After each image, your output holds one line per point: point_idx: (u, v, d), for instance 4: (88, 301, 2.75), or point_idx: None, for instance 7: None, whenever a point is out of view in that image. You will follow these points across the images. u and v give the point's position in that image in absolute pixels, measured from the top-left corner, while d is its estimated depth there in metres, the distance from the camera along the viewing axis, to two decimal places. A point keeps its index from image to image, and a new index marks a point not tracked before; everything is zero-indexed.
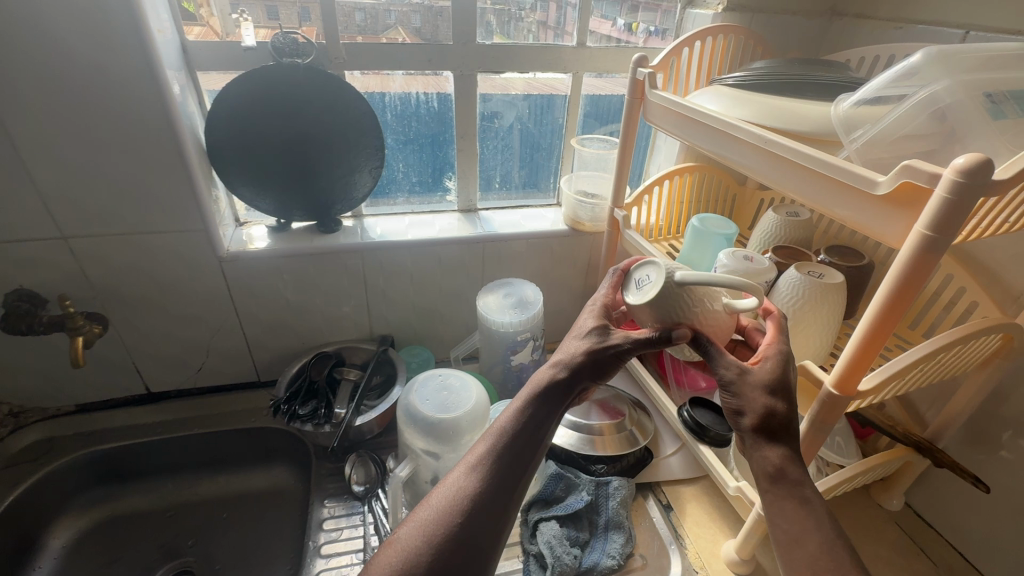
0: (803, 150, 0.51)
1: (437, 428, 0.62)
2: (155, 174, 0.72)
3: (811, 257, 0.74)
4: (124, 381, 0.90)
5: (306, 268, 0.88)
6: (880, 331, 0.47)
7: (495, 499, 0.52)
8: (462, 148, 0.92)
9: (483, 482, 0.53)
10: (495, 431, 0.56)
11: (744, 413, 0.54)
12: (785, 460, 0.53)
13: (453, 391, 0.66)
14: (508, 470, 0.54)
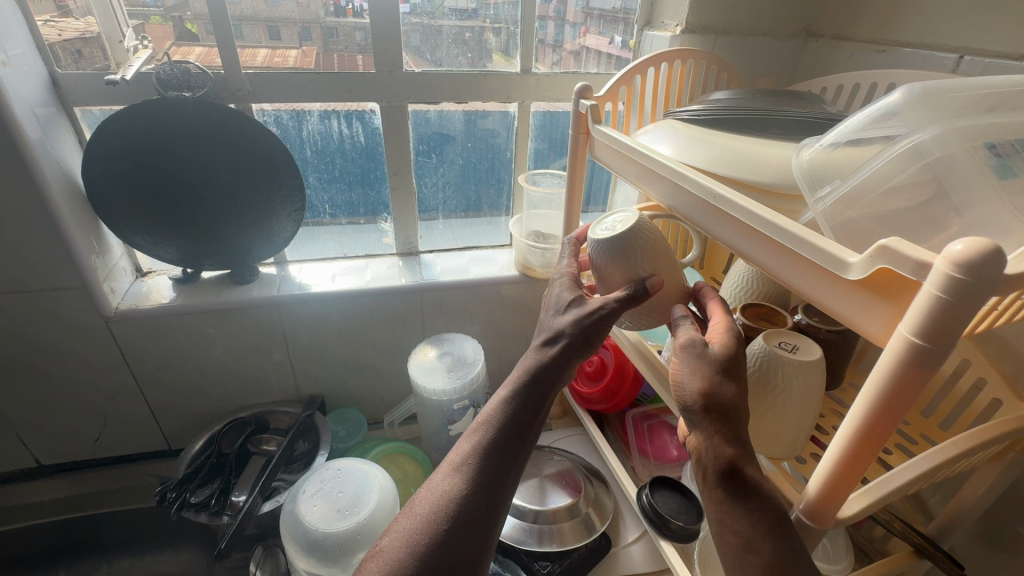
0: (757, 212, 0.39)
1: (323, 545, 0.51)
2: (15, 226, 0.62)
3: (787, 317, 0.63)
4: (9, 454, 0.79)
5: (214, 325, 0.77)
6: (861, 452, 0.35)
7: (458, 539, 0.43)
8: (395, 186, 0.82)
9: (473, 482, 0.45)
10: (456, 456, 0.47)
11: (685, 387, 0.42)
12: (742, 454, 0.40)
13: (349, 494, 0.54)
14: (472, 502, 0.44)
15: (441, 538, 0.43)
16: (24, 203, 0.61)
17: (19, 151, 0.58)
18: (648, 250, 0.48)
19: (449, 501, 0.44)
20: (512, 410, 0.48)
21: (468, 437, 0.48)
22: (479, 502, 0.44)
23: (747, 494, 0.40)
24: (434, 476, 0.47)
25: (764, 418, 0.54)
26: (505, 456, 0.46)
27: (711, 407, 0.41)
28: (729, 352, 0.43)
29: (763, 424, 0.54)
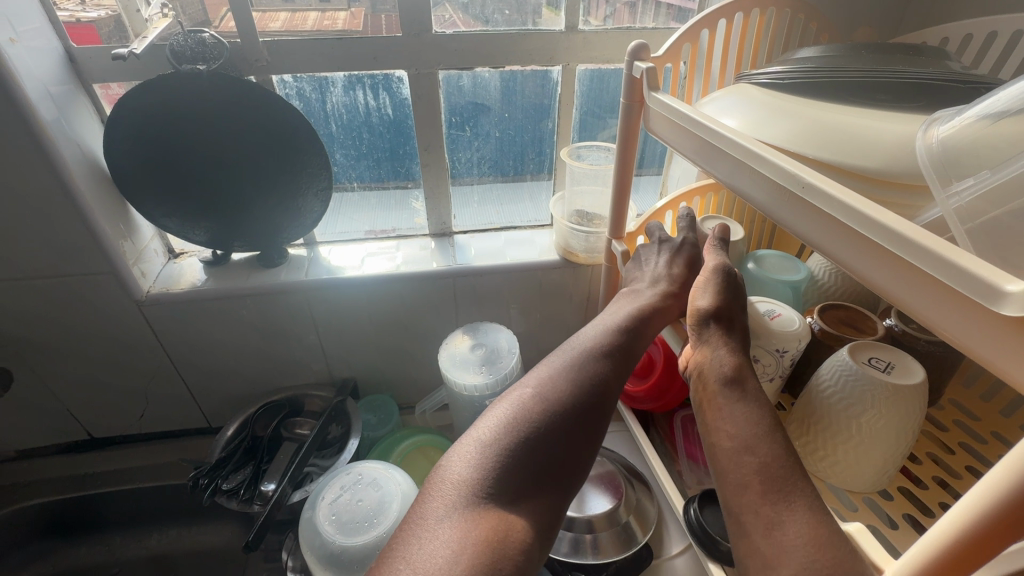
0: (866, 211, 0.30)
1: (337, 556, 0.51)
2: (41, 212, 0.60)
3: (876, 323, 0.53)
4: (63, 427, 0.82)
5: (243, 309, 0.75)
6: (982, 548, 0.23)
7: (584, 414, 0.46)
8: (427, 163, 0.76)
9: (603, 371, 0.48)
10: (574, 350, 0.50)
11: (701, 300, 0.49)
12: (744, 365, 0.45)
13: (347, 491, 0.55)
14: (601, 387, 0.47)
15: (570, 408, 0.45)
16: (44, 185, 0.59)
17: (35, 135, 0.55)
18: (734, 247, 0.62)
19: (579, 382, 0.47)
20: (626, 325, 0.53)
21: (593, 333, 0.52)
22: (602, 387, 0.48)
23: (749, 394, 0.43)
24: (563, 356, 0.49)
25: (847, 448, 0.45)
26: (623, 359, 0.50)
27: (722, 326, 0.48)
28: (742, 291, 0.52)
29: (849, 453, 0.45)
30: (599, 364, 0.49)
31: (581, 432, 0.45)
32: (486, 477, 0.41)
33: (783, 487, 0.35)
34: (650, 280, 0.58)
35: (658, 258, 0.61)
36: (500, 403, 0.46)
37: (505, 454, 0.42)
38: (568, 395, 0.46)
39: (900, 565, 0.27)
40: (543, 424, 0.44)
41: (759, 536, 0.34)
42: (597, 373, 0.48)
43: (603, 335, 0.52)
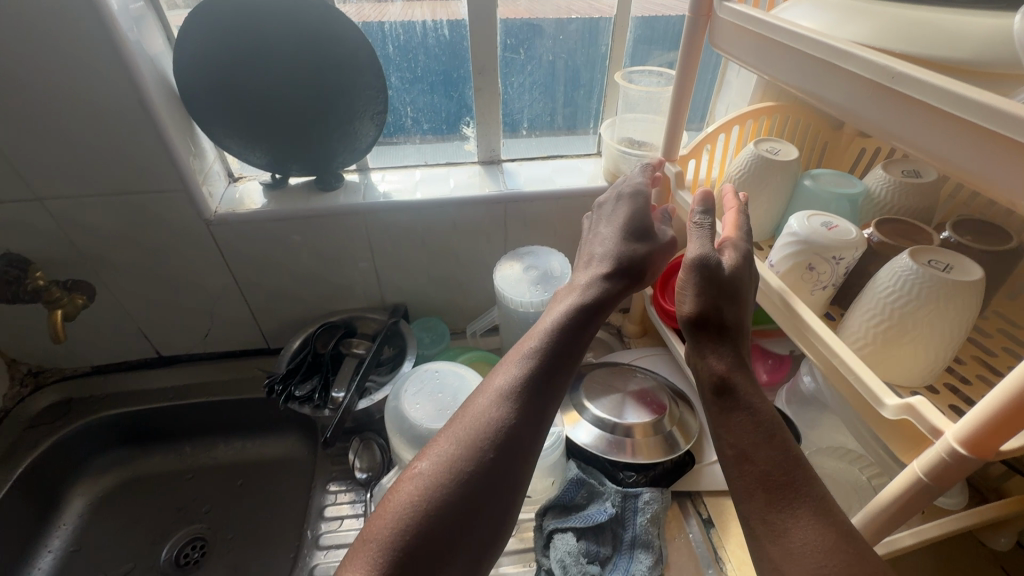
0: (963, 93, 0.32)
1: (424, 438, 0.54)
2: (120, 127, 0.63)
3: (931, 235, 0.55)
4: (133, 345, 0.88)
5: (304, 231, 0.78)
6: None
7: (510, 449, 0.46)
8: (480, 87, 0.76)
9: (512, 416, 0.47)
10: (485, 401, 0.48)
11: (683, 305, 0.49)
12: (734, 370, 0.47)
13: (426, 388, 0.58)
14: (511, 435, 0.46)
15: (496, 450, 0.45)
16: (123, 100, 0.61)
17: (117, 48, 0.57)
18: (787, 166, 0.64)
19: (487, 442, 0.45)
20: (555, 340, 0.51)
21: (505, 373, 0.49)
22: (513, 435, 0.46)
23: (740, 404, 0.45)
24: (474, 405, 0.48)
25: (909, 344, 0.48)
26: (553, 374, 0.49)
27: (710, 325, 0.48)
28: (730, 281, 0.50)
29: (904, 350, 0.48)
30: (528, 392, 0.48)
31: (509, 468, 0.46)
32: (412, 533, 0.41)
33: (785, 499, 0.40)
34: (582, 288, 0.56)
35: (610, 244, 0.59)
36: (415, 466, 0.45)
37: (432, 508, 0.42)
38: (493, 438, 0.46)
39: (981, 405, 0.34)
40: (468, 474, 0.44)
41: (770, 544, 0.39)
42: (525, 405, 0.48)
43: (510, 379, 0.49)
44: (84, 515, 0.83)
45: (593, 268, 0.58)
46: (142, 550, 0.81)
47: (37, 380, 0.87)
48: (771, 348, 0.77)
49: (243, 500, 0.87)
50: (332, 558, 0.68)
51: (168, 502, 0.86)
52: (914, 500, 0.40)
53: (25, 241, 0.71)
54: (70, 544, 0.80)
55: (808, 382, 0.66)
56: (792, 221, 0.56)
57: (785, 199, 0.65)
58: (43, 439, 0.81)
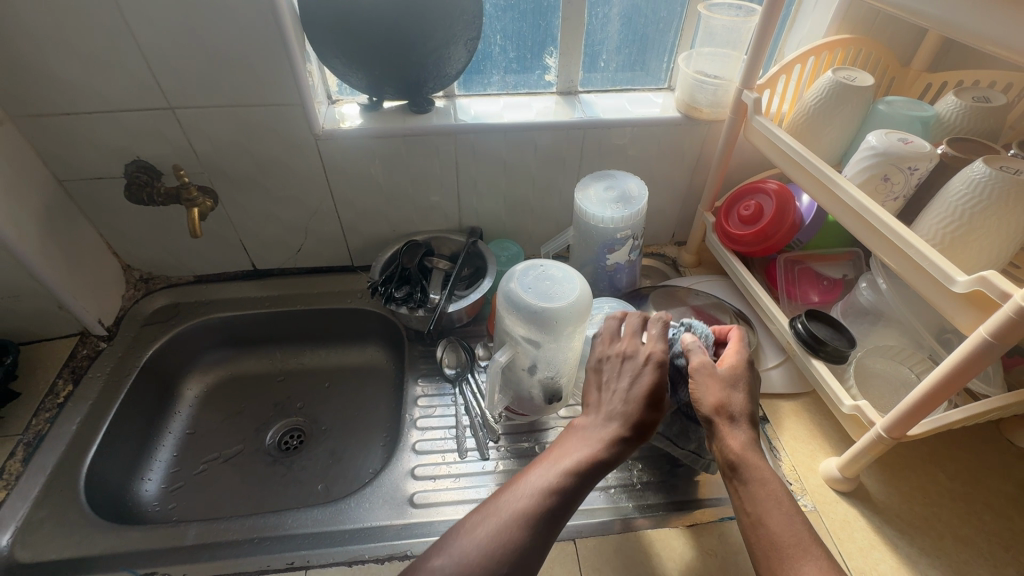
0: None
1: (542, 316, 0.62)
2: (253, 39, 0.69)
3: (998, 151, 0.61)
4: (234, 256, 0.96)
5: (399, 149, 0.84)
6: None
7: (560, 517, 0.53)
8: (568, 17, 0.81)
9: (530, 526, 0.51)
10: (509, 513, 0.52)
11: (702, 402, 0.58)
12: (748, 446, 0.55)
13: (547, 279, 0.64)
14: (533, 544, 0.51)
15: (551, 515, 0.52)
16: (261, 12, 0.67)
17: None
18: (864, 91, 0.69)
19: (509, 550, 0.50)
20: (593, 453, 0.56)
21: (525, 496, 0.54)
22: (538, 551, 0.51)
23: (747, 478, 0.54)
24: (497, 513, 0.52)
25: (976, 240, 0.54)
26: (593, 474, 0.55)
27: (718, 418, 0.57)
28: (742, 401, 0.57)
29: (975, 248, 0.54)
30: (573, 482, 0.54)
31: (532, 558, 0.50)
32: (485, 551, 0.49)
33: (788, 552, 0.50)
34: (595, 440, 0.57)
35: (634, 384, 0.60)
36: (442, 549, 0.51)
37: (501, 538, 0.50)
38: (549, 503, 0.53)
39: None
40: (531, 523, 0.52)
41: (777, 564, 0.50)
42: (571, 488, 0.54)
43: (528, 499, 0.53)
44: (194, 404, 0.93)
45: (604, 423, 0.58)
46: (249, 435, 0.90)
47: (148, 285, 0.96)
48: (824, 272, 0.82)
49: (331, 398, 0.96)
50: (428, 436, 0.77)
51: (266, 397, 0.96)
52: (978, 359, 0.48)
53: (155, 149, 0.78)
54: (186, 427, 0.90)
55: (866, 293, 0.73)
56: (870, 136, 0.62)
57: (856, 124, 0.71)
58: (160, 335, 0.90)
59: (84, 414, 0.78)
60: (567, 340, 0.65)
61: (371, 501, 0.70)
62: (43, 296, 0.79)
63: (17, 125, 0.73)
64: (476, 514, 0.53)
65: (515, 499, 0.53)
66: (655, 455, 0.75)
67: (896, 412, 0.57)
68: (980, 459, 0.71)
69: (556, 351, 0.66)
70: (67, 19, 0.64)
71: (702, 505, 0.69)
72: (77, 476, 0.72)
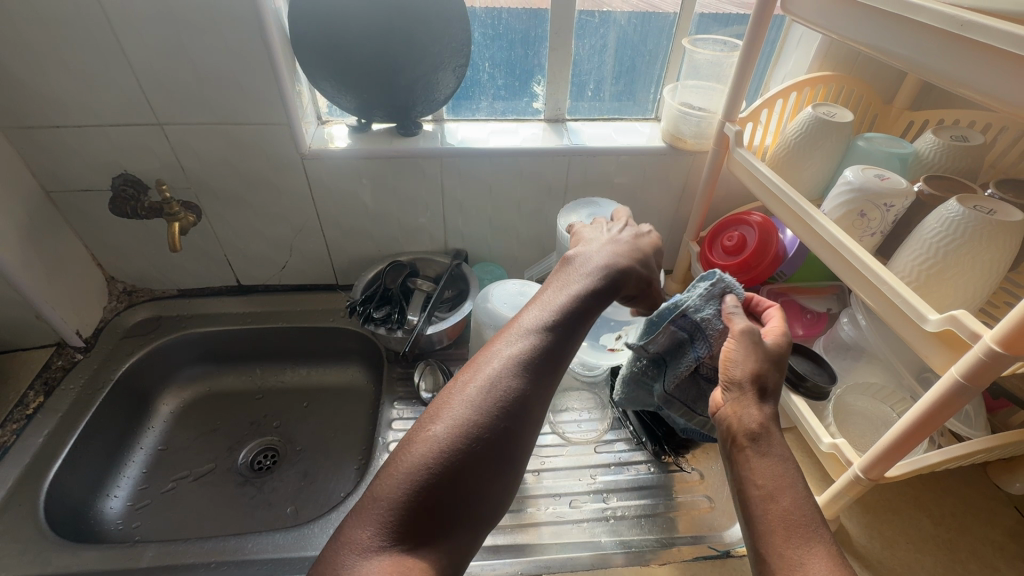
0: (1011, 32, 0.40)
1: None
2: (243, 59, 0.70)
3: (976, 191, 0.61)
4: (218, 271, 0.96)
5: (384, 171, 0.85)
6: None
7: (544, 378, 0.49)
8: (555, 47, 0.83)
9: (517, 378, 0.47)
10: (491, 372, 0.48)
11: (737, 367, 0.49)
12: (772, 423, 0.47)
13: (525, 293, 0.65)
14: (519, 395, 0.47)
15: (534, 377, 0.49)
16: (249, 35, 0.68)
17: None
18: (843, 128, 0.69)
19: (495, 410, 0.46)
20: (572, 310, 0.52)
21: (507, 347, 0.49)
22: (523, 403, 0.47)
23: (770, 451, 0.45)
24: (479, 372, 0.48)
25: (951, 279, 0.53)
26: (575, 331, 0.52)
27: (751, 387, 0.48)
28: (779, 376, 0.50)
29: (951, 287, 0.53)
30: (555, 342, 0.51)
31: (518, 413, 0.47)
32: (471, 428, 0.44)
33: (801, 533, 0.41)
34: (577, 285, 0.55)
35: (619, 236, 0.62)
36: (414, 431, 0.45)
37: (485, 411, 0.45)
38: (530, 366, 0.49)
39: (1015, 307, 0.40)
40: (515, 390, 0.47)
41: (780, 541, 0.41)
42: (553, 345, 0.50)
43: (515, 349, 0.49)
44: (169, 419, 0.92)
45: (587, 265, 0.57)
46: (221, 453, 0.88)
47: (131, 298, 0.96)
48: (807, 304, 0.82)
49: (309, 418, 0.94)
50: None
51: (242, 415, 0.94)
52: (951, 400, 0.46)
53: (142, 164, 0.79)
54: (158, 442, 0.88)
55: (847, 328, 0.72)
56: (847, 172, 0.62)
57: (836, 159, 0.71)
58: (138, 348, 0.90)
59: (52, 426, 0.77)
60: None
61: (336, 527, 0.68)
62: (21, 305, 0.79)
63: (7, 136, 0.74)
64: (452, 390, 0.48)
65: (495, 371, 0.48)
66: (631, 489, 0.73)
67: (875, 448, 0.55)
68: (966, 504, 0.69)
69: None
70: (61, 36, 0.66)
71: (676, 543, 0.67)
72: (38, 490, 0.70)
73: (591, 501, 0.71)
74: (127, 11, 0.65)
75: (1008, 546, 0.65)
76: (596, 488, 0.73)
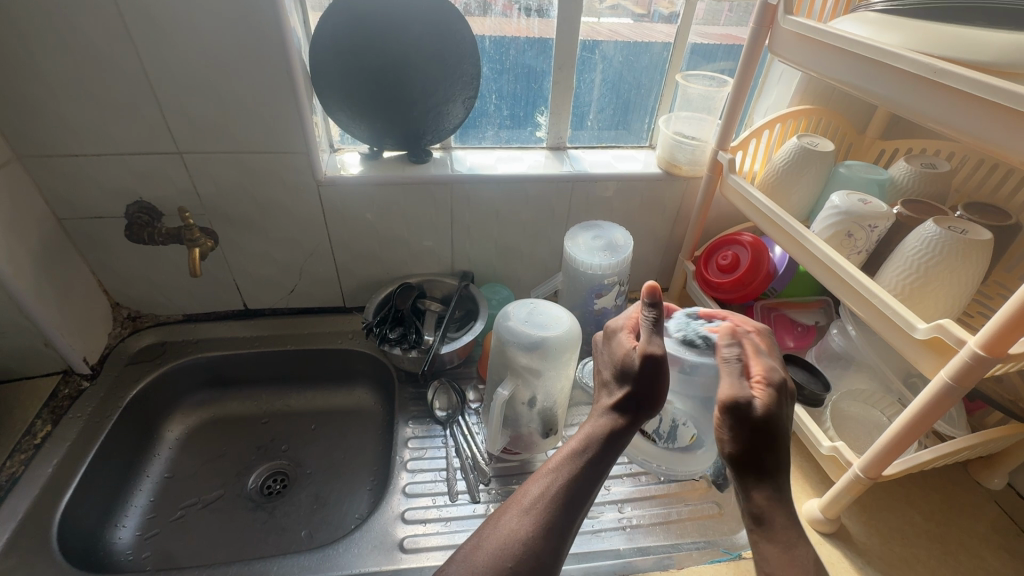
0: (981, 80, 0.46)
1: (539, 343, 0.64)
2: (266, 91, 0.73)
3: (947, 212, 0.68)
4: (225, 295, 0.96)
5: (397, 196, 0.88)
6: None
7: (560, 530, 0.56)
8: (559, 80, 0.89)
9: (535, 523, 0.55)
10: (514, 516, 0.56)
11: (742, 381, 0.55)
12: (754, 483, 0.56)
13: (539, 311, 0.67)
14: (535, 540, 0.54)
15: (551, 529, 0.55)
16: (274, 68, 0.71)
17: (279, 24, 0.68)
18: (826, 156, 0.76)
19: (511, 551, 0.54)
20: (581, 467, 0.59)
21: (532, 490, 0.59)
22: (541, 551, 0.54)
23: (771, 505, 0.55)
24: (505, 516, 0.57)
25: (933, 291, 0.59)
26: (589, 481, 0.59)
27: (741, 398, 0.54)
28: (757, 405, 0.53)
29: (932, 300, 0.60)
30: (566, 499, 0.57)
31: (535, 557, 0.54)
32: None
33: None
34: (596, 421, 0.62)
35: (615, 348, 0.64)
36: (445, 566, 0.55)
37: (504, 560, 0.53)
38: (546, 517, 0.56)
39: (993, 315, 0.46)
40: (531, 543, 0.54)
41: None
42: (566, 504, 0.57)
43: (536, 494, 0.58)
44: (175, 446, 0.91)
45: (605, 399, 0.64)
46: (231, 479, 0.88)
47: (135, 323, 0.95)
48: (797, 318, 0.88)
49: (318, 440, 0.95)
50: (419, 479, 0.77)
51: (250, 439, 0.94)
52: (941, 401, 0.51)
53: (158, 191, 0.81)
54: (165, 470, 0.87)
55: (837, 339, 0.78)
56: (834, 197, 0.68)
57: (820, 184, 0.78)
58: (145, 374, 0.89)
59: (61, 455, 0.76)
60: (564, 366, 0.67)
61: (359, 546, 0.69)
62: (30, 333, 0.78)
63: (24, 164, 0.75)
64: (481, 532, 0.57)
65: (519, 519, 0.56)
66: (644, 498, 0.76)
67: (873, 448, 0.60)
68: (952, 500, 0.74)
69: (553, 380, 0.67)
70: (89, 69, 0.68)
71: (690, 548, 0.70)
72: (49, 521, 0.69)
73: (607, 511, 0.74)
74: (157, 45, 0.67)
75: (991, 537, 0.70)
76: (611, 499, 0.76)
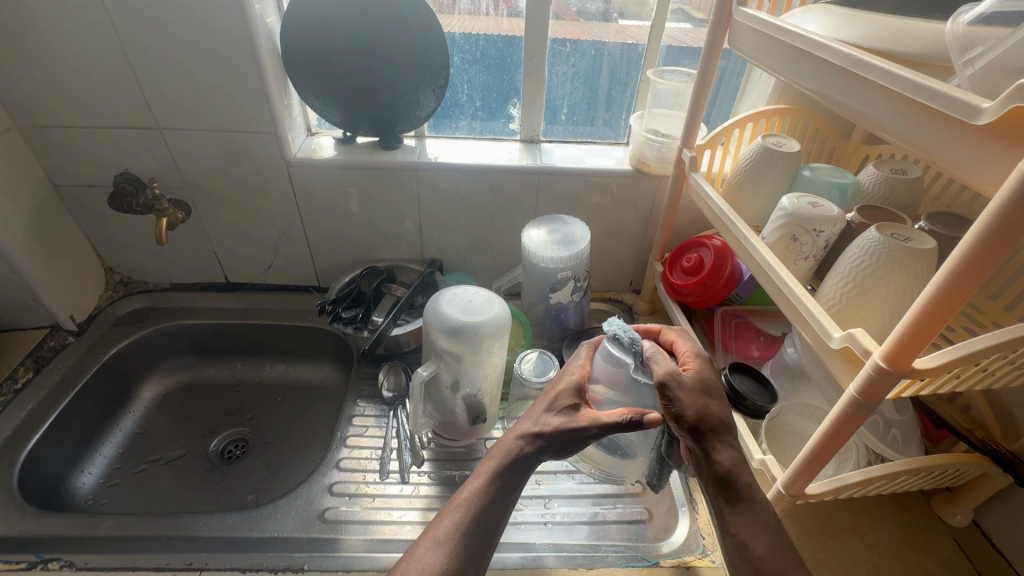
0: (894, 71, 0.43)
1: (461, 328, 0.64)
2: (234, 72, 0.77)
3: (908, 221, 0.63)
4: (208, 268, 1.02)
5: (364, 181, 0.90)
6: (953, 296, 0.38)
7: (475, 557, 0.55)
8: (529, 73, 0.89)
9: (453, 552, 0.54)
10: (432, 550, 0.54)
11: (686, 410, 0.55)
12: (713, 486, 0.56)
13: (474, 299, 0.67)
14: (452, 571, 0.53)
15: (464, 557, 0.54)
16: (241, 51, 0.75)
17: (243, 9, 0.72)
18: (789, 158, 0.72)
19: None
20: (492, 491, 0.58)
21: (446, 521, 0.56)
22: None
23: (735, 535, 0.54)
24: (421, 550, 0.54)
25: (868, 303, 0.56)
26: (501, 504, 0.58)
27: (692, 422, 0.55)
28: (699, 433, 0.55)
29: (868, 310, 0.56)
30: (480, 525, 0.56)
31: None
32: None
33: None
34: (506, 444, 0.61)
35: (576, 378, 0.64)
36: None
37: None
38: (461, 545, 0.55)
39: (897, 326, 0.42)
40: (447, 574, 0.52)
41: None
42: (479, 527, 0.57)
43: (452, 524, 0.56)
44: (149, 405, 0.97)
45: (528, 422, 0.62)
46: (194, 440, 0.93)
47: (126, 288, 1.02)
48: (764, 327, 0.84)
49: (281, 412, 0.98)
50: (355, 455, 0.79)
51: (219, 406, 0.99)
52: (851, 416, 0.48)
53: (142, 164, 0.86)
54: (136, 426, 0.93)
55: (791, 352, 0.74)
56: (783, 199, 0.65)
57: (783, 187, 0.74)
58: (126, 335, 0.96)
59: (37, 401, 0.82)
60: (488, 354, 0.67)
61: (283, 512, 0.71)
62: (21, 288, 0.86)
63: (23, 133, 0.82)
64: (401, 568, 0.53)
65: (434, 553, 0.53)
66: (574, 496, 0.75)
67: (795, 462, 0.56)
68: (904, 532, 0.69)
69: (477, 366, 0.68)
70: (72, 45, 0.74)
71: (609, 551, 0.69)
72: (14, 460, 0.75)
73: (533, 505, 0.73)
74: (134, 26, 0.72)
75: None
76: (539, 493, 0.75)
